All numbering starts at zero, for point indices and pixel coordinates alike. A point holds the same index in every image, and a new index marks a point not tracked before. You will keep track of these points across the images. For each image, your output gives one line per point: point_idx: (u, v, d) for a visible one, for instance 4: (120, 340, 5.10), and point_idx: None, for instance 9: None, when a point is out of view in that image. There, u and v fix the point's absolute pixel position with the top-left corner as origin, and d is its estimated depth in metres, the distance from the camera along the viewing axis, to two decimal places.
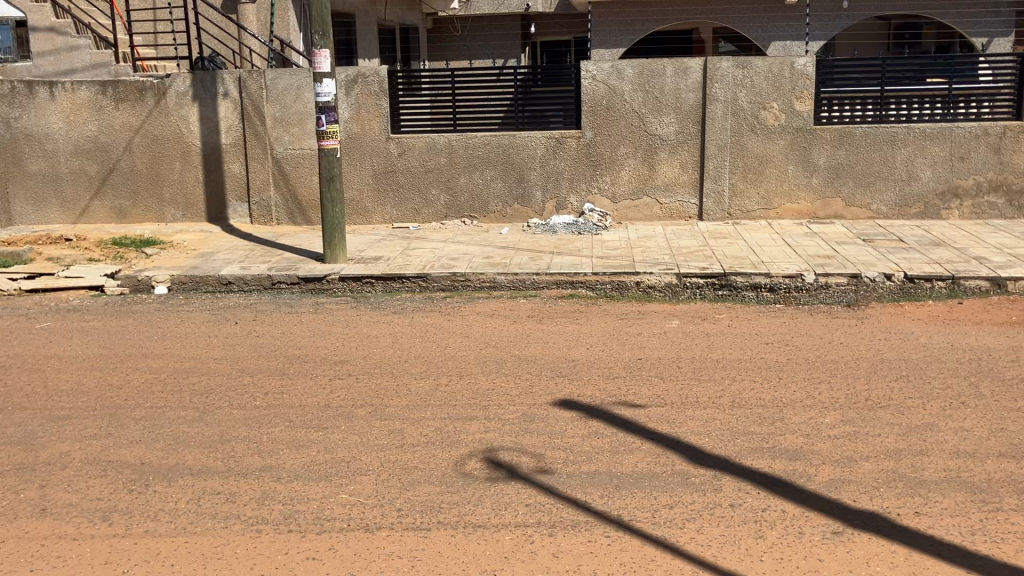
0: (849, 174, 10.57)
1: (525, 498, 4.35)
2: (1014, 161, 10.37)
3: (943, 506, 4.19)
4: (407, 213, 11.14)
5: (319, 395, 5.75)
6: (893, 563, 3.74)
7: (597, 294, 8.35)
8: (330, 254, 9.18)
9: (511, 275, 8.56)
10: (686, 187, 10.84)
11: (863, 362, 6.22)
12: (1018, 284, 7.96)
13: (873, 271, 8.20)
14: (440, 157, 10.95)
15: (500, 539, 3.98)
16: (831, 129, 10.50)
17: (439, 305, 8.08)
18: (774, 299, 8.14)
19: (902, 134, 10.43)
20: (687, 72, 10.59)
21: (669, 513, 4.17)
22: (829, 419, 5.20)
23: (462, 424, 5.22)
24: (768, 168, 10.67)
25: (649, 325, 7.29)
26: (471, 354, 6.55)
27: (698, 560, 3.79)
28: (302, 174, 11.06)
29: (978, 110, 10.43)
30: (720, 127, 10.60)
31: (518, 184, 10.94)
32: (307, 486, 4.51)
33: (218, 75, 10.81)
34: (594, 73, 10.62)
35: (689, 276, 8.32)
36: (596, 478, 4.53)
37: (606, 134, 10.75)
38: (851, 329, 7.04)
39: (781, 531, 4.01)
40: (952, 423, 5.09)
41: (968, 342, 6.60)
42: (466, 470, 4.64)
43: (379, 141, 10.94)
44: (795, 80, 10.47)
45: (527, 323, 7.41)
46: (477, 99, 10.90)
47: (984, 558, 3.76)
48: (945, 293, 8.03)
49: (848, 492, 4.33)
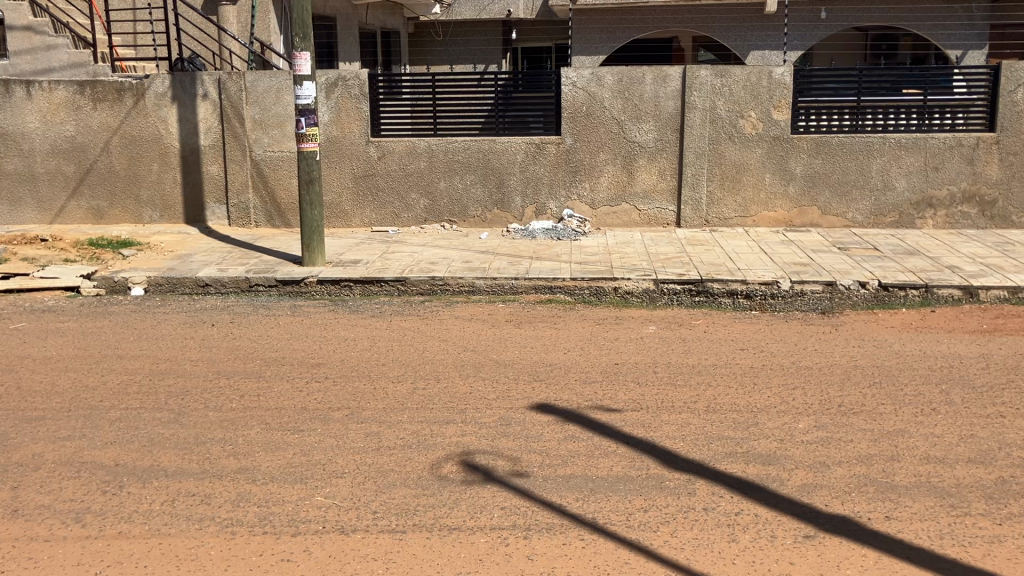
0: (825, 183, 10.68)
1: (500, 500, 4.37)
2: (987, 172, 10.51)
3: (912, 510, 4.25)
4: (386, 217, 11.14)
5: (295, 397, 5.74)
6: (864, 566, 3.79)
7: (576, 299, 8.39)
8: (309, 257, 9.17)
9: (489, 279, 8.58)
10: (664, 195, 10.91)
11: (836, 368, 6.29)
12: (989, 293, 8.09)
13: (847, 279, 8.27)
14: (420, 161, 10.96)
15: (474, 542, 4.00)
16: (807, 138, 10.61)
17: (417, 309, 8.10)
18: (750, 306, 8.20)
19: (878, 144, 10.55)
20: (666, 80, 10.65)
21: (644, 517, 4.20)
22: (802, 424, 5.26)
23: (438, 427, 5.24)
24: (745, 176, 10.76)
25: (626, 331, 7.31)
26: (449, 358, 6.56)
27: (671, 563, 3.83)
28: (281, 176, 11.04)
29: (953, 121, 10.57)
30: (698, 135, 10.67)
31: (497, 189, 10.98)
32: (282, 488, 4.51)
33: (197, 76, 10.78)
34: (574, 80, 10.69)
35: (666, 283, 8.37)
36: (572, 482, 4.55)
37: (585, 140, 10.80)
38: (825, 337, 7.10)
39: (753, 534, 4.06)
40: (924, 430, 5.16)
41: (940, 350, 6.69)
42: (442, 473, 4.65)
43: (359, 144, 10.93)
44: (772, 90, 10.56)
45: (504, 328, 7.41)
46: (457, 103, 10.92)
47: (951, 562, 3.82)
48: (918, 301, 8.13)
49: (820, 496, 4.39)
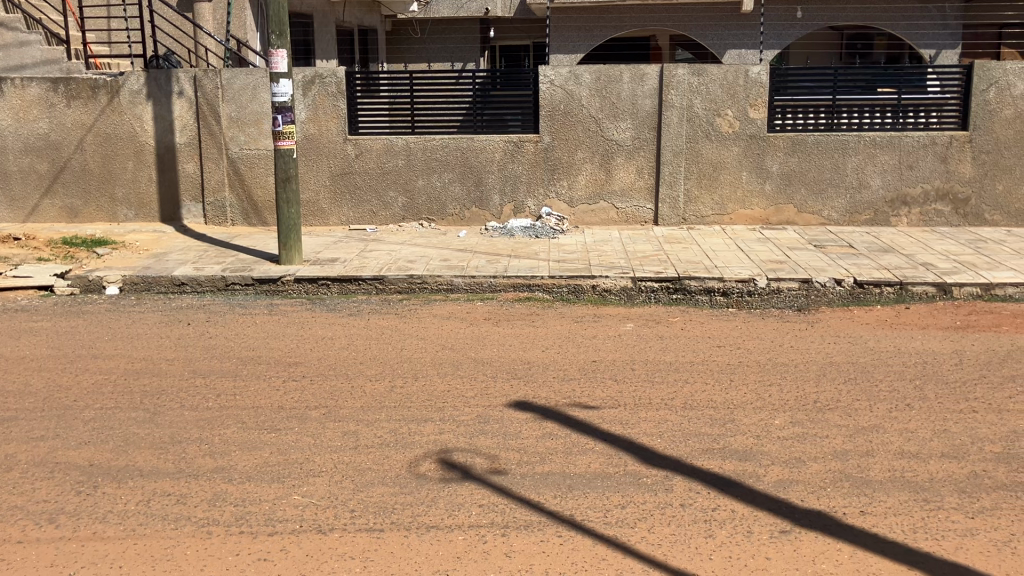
0: (801, 182, 10.76)
1: (479, 498, 4.36)
2: (960, 170, 10.62)
3: (887, 505, 4.29)
4: (363, 215, 11.09)
5: (272, 396, 5.72)
6: (839, 561, 3.82)
7: (554, 298, 8.40)
8: (286, 255, 9.12)
9: (468, 278, 8.57)
10: (642, 193, 10.95)
11: (812, 365, 6.33)
12: (963, 290, 8.18)
13: (823, 276, 8.33)
14: (398, 158, 10.93)
15: (453, 539, 3.99)
16: (784, 136, 10.68)
17: (395, 308, 8.07)
18: (726, 303, 8.25)
19: (853, 142, 10.64)
20: (643, 79, 10.68)
21: (621, 513, 4.22)
22: (778, 421, 5.29)
23: (416, 425, 5.22)
24: (722, 174, 10.81)
25: (604, 329, 7.33)
26: (427, 356, 6.55)
27: (648, 559, 3.84)
28: (257, 174, 10.99)
29: (927, 120, 10.67)
30: (675, 133, 10.71)
31: (476, 188, 10.97)
32: (259, 487, 4.49)
33: (172, 73, 10.71)
34: (552, 78, 10.69)
35: (644, 280, 8.41)
36: (550, 478, 4.56)
37: (563, 139, 10.82)
38: (801, 333, 7.16)
39: (729, 529, 4.08)
40: (898, 425, 5.21)
41: (914, 346, 6.75)
42: (419, 471, 4.64)
43: (337, 142, 10.89)
44: (749, 88, 10.62)
45: (483, 326, 7.41)
46: (435, 101, 10.91)
47: (925, 556, 3.86)
48: (893, 298, 8.21)
49: (795, 492, 4.42)
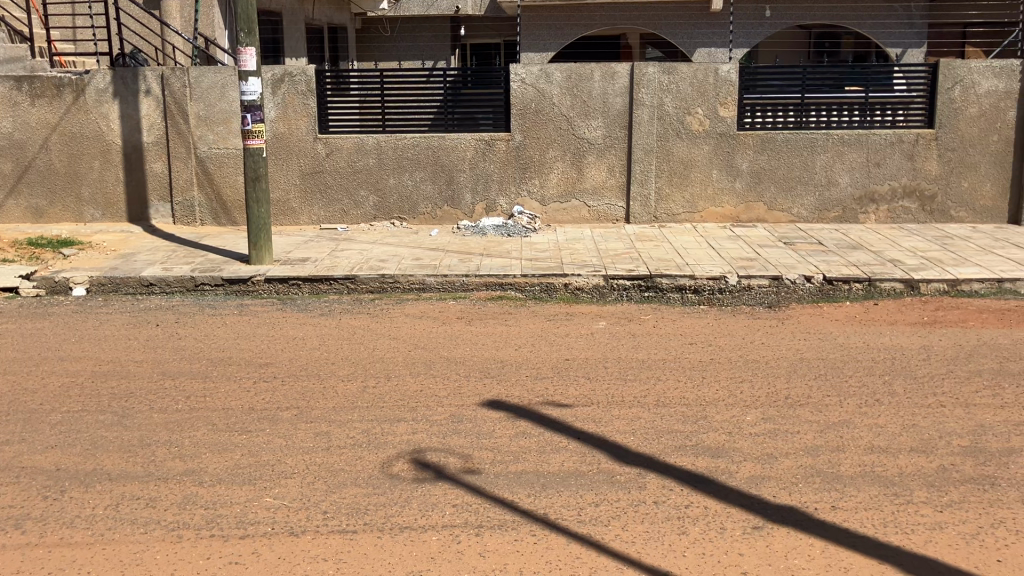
0: (770, 179, 10.84)
1: (452, 498, 4.35)
2: (927, 167, 10.75)
3: (857, 500, 4.33)
4: (334, 214, 11.02)
5: (243, 397, 5.67)
6: (811, 556, 3.85)
7: (526, 296, 8.40)
8: (256, 255, 9.04)
9: (440, 277, 8.54)
10: (613, 191, 10.98)
11: (783, 361, 6.38)
12: (929, 286, 8.28)
13: (793, 273, 8.41)
14: (369, 157, 10.87)
15: (426, 540, 3.97)
16: (753, 135, 10.75)
17: (367, 307, 8.02)
18: (697, 300, 8.30)
19: (821, 140, 10.74)
20: (614, 77, 10.70)
21: (595, 511, 4.22)
22: (750, 417, 5.32)
23: (389, 425, 5.20)
24: (692, 172, 10.86)
25: (577, 327, 7.35)
26: (399, 356, 6.52)
27: (622, 556, 3.85)
28: (226, 173, 10.89)
29: (894, 118, 10.78)
30: (646, 131, 10.75)
31: (447, 187, 10.95)
32: (229, 490, 4.44)
33: (139, 71, 10.58)
34: (524, 77, 10.69)
35: (616, 278, 8.43)
36: (524, 477, 4.55)
37: (535, 137, 10.81)
38: (772, 330, 7.20)
39: (703, 526, 4.10)
40: (868, 420, 5.26)
41: (883, 342, 6.82)
42: (392, 472, 4.62)
43: (307, 141, 10.81)
44: (719, 86, 10.67)
45: (456, 325, 7.39)
46: (406, 99, 10.86)
47: (895, 549, 3.89)
48: (862, 294, 8.29)
49: (767, 488, 4.45)
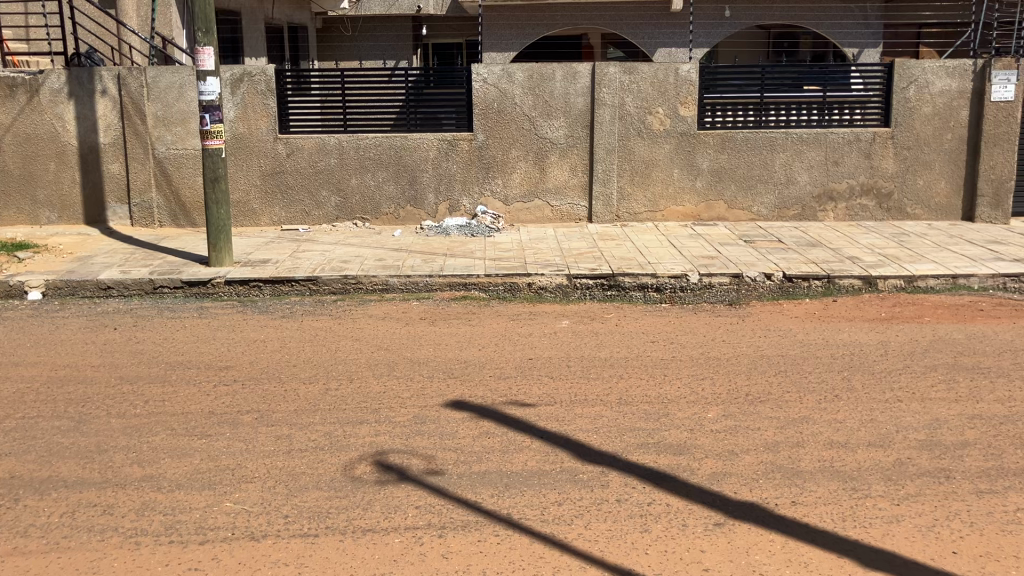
0: (731, 178, 10.93)
1: (414, 500, 4.33)
2: (883, 166, 10.91)
3: (816, 494, 4.38)
4: (296, 215, 10.94)
5: (203, 401, 5.60)
6: (771, 551, 3.89)
7: (490, 296, 8.40)
8: (216, 257, 8.93)
9: (403, 278, 8.52)
10: (576, 191, 11.01)
11: (744, 358, 6.44)
12: (887, 282, 8.41)
13: (753, 271, 8.50)
14: (330, 157, 10.80)
15: (389, 542, 3.95)
16: (713, 134, 10.84)
17: (329, 309, 7.97)
18: (660, 298, 8.35)
19: (780, 139, 10.85)
20: (575, 77, 10.73)
21: (558, 510, 4.23)
22: (711, 414, 5.37)
23: (352, 427, 5.16)
24: (654, 172, 10.92)
25: (540, 326, 7.36)
26: (362, 357, 6.49)
27: (585, 555, 3.86)
28: (185, 174, 10.76)
29: (851, 117, 10.93)
30: (608, 131, 10.79)
31: (410, 187, 10.91)
32: (189, 495, 4.39)
33: (94, 71, 10.41)
34: (485, 76, 10.68)
35: (579, 277, 8.47)
36: (487, 477, 4.55)
37: (497, 137, 10.81)
38: (733, 327, 7.27)
39: (665, 523, 4.12)
40: (827, 415, 5.33)
41: (842, 338, 6.92)
42: (355, 474, 4.59)
43: (267, 141, 10.72)
44: (679, 86, 10.74)
45: (419, 326, 7.37)
46: (367, 99, 10.80)
47: (854, 543, 3.94)
48: (821, 291, 8.39)
49: (729, 484, 4.48)
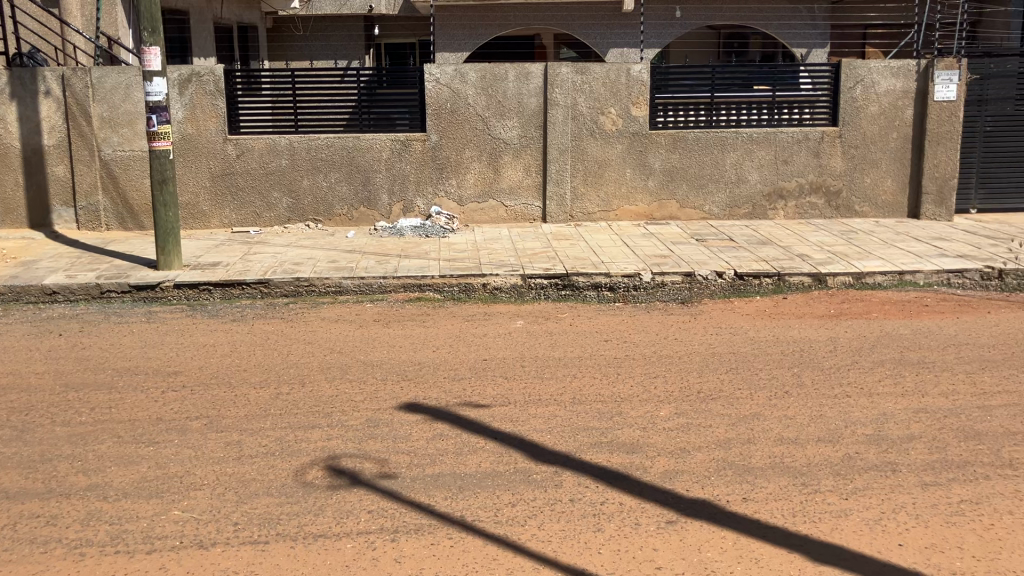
0: (683, 177, 11.02)
1: (367, 504, 4.29)
2: (832, 164, 11.08)
3: (767, 491, 4.43)
4: (246, 217, 10.79)
5: (151, 408, 5.50)
6: (723, 548, 3.92)
7: (444, 297, 8.36)
8: (164, 261, 8.77)
9: (356, 279, 8.45)
10: (530, 191, 11.02)
11: (696, 356, 6.49)
12: (836, 279, 8.54)
13: (705, 269, 8.57)
14: (281, 158, 10.68)
15: (342, 547, 3.92)
16: (665, 133, 10.92)
17: (280, 312, 7.88)
18: (613, 297, 8.38)
19: (731, 139, 10.96)
20: (528, 77, 10.74)
21: (512, 511, 4.22)
22: (664, 412, 5.40)
23: (303, 432, 5.11)
24: (607, 172, 10.97)
25: (495, 326, 7.35)
26: (314, 361, 6.42)
27: (538, 556, 3.85)
28: (132, 176, 10.57)
29: (800, 117, 11.08)
30: (561, 131, 10.82)
31: (363, 187, 10.83)
32: (136, 504, 4.30)
33: (37, 71, 10.18)
34: (438, 77, 10.64)
35: (534, 277, 8.47)
36: (441, 480, 4.53)
37: (450, 138, 10.78)
38: (685, 326, 7.33)
39: (618, 522, 4.13)
40: (777, 412, 5.40)
41: (792, 335, 7.01)
42: (306, 479, 4.54)
43: (216, 142, 10.56)
44: (631, 86, 10.80)
45: (372, 328, 7.32)
46: (318, 100, 10.71)
47: (804, 538, 3.99)
48: (771, 289, 8.49)
49: (681, 482, 4.51)
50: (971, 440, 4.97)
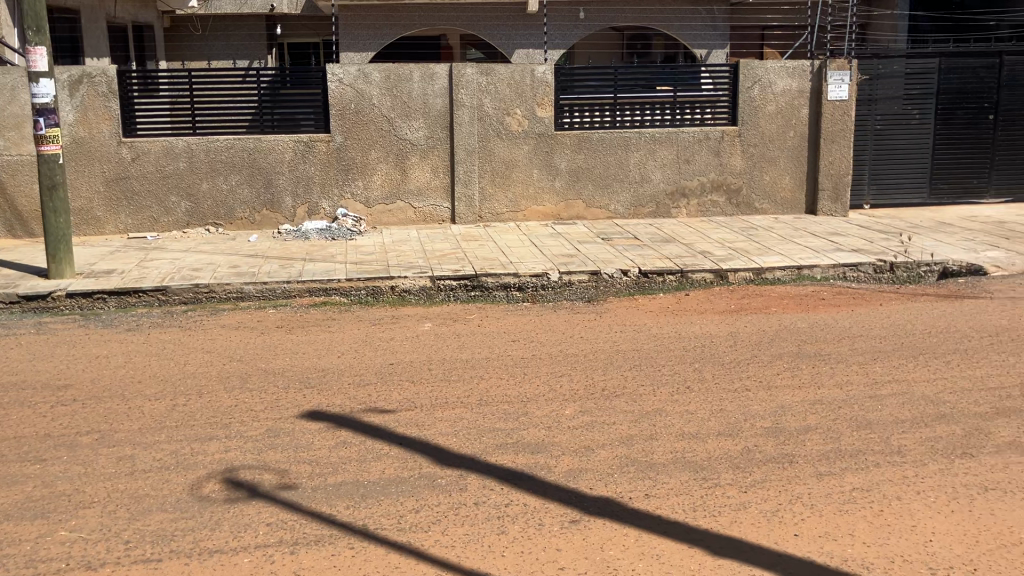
0: (588, 177, 11.13)
1: (266, 516, 4.19)
2: (732, 163, 11.34)
3: (669, 486, 4.49)
4: (144, 222, 10.45)
5: (38, 424, 5.26)
6: (625, 546, 3.95)
7: (351, 301, 8.25)
8: (55, 269, 8.39)
9: (259, 284, 8.26)
10: (438, 192, 10.97)
11: (601, 354, 6.55)
12: (737, 275, 8.74)
13: (611, 268, 8.66)
14: (180, 161, 10.38)
15: (239, 562, 3.81)
16: (571, 134, 11.00)
17: (179, 320, 7.65)
18: (522, 297, 8.40)
19: (634, 139, 11.12)
20: (433, 78, 10.69)
21: (415, 518, 4.18)
22: (568, 411, 5.43)
23: (200, 444, 4.96)
24: (514, 172, 11.00)
25: (402, 330, 7.28)
26: (213, 370, 6.24)
27: (441, 562, 3.82)
28: (20, 181, 10.13)
29: (702, 116, 11.30)
30: (467, 131, 10.80)
31: (265, 190, 10.60)
32: (20, 526, 4.11)
33: None
34: (341, 77, 10.50)
35: (442, 279, 8.42)
36: (343, 489, 4.45)
37: (355, 139, 10.65)
38: (591, 324, 7.39)
39: (521, 524, 4.13)
40: (679, 407, 5.48)
41: (694, 331, 7.13)
42: (203, 493, 4.40)
43: (110, 146, 10.21)
44: (536, 87, 10.86)
45: (274, 334, 7.16)
46: (218, 101, 10.45)
47: (704, 532, 4.06)
48: (675, 286, 8.64)
49: (585, 481, 4.54)
50: (863, 429, 5.14)
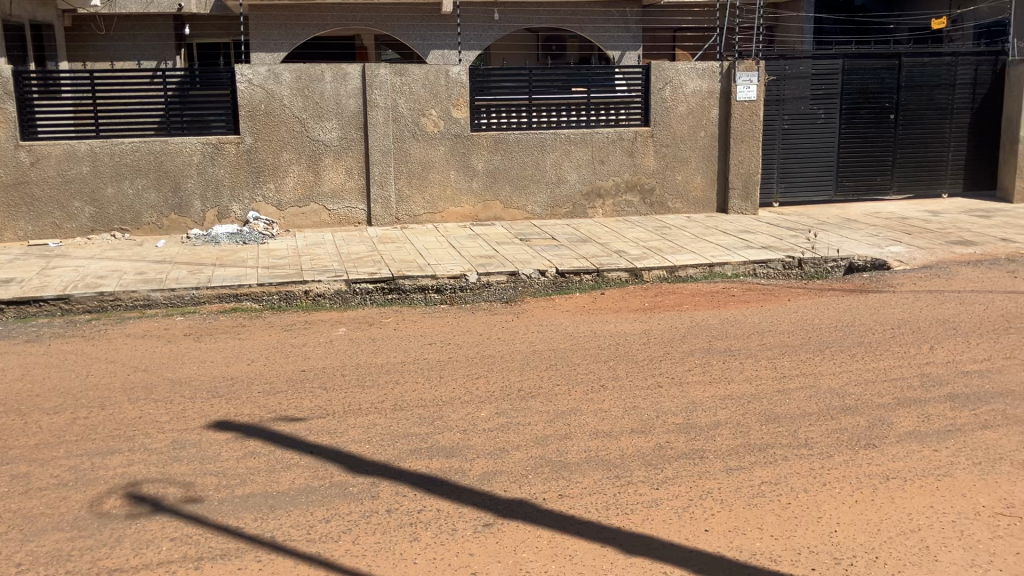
0: (505, 178, 11.13)
1: (170, 532, 4.06)
2: (646, 163, 11.48)
3: (582, 485, 4.50)
4: (45, 229, 10.04)
5: None
6: (538, 548, 3.94)
7: (263, 307, 8.07)
8: None
9: (166, 291, 8.02)
10: (353, 194, 10.82)
11: (517, 355, 6.55)
12: (651, 273, 8.84)
13: (528, 268, 8.68)
14: (82, 165, 10.03)
15: None
16: (486, 135, 10.99)
17: (82, 329, 7.37)
18: (440, 299, 8.34)
19: (550, 139, 11.17)
20: (345, 79, 10.56)
21: (326, 528, 4.10)
22: (483, 413, 5.40)
23: (101, 459, 4.78)
24: (430, 173, 10.93)
25: (316, 335, 7.15)
26: (116, 381, 6.03)
27: (351, 571, 3.75)
28: None
29: (616, 117, 11.41)
30: (381, 133, 10.69)
31: (174, 194, 10.32)
32: None
33: None
34: (250, 77, 10.30)
35: (358, 282, 8.31)
36: (251, 500, 4.34)
37: (267, 141, 10.45)
38: (508, 325, 7.39)
39: (434, 530, 4.09)
40: (593, 406, 5.51)
41: (609, 329, 7.19)
42: (102, 510, 4.24)
43: (6, 149, 9.80)
44: (450, 88, 10.82)
45: (182, 343, 6.96)
46: (122, 102, 10.13)
47: (616, 531, 4.08)
48: (591, 284, 8.70)
49: (498, 483, 4.52)
50: (772, 423, 5.24)
